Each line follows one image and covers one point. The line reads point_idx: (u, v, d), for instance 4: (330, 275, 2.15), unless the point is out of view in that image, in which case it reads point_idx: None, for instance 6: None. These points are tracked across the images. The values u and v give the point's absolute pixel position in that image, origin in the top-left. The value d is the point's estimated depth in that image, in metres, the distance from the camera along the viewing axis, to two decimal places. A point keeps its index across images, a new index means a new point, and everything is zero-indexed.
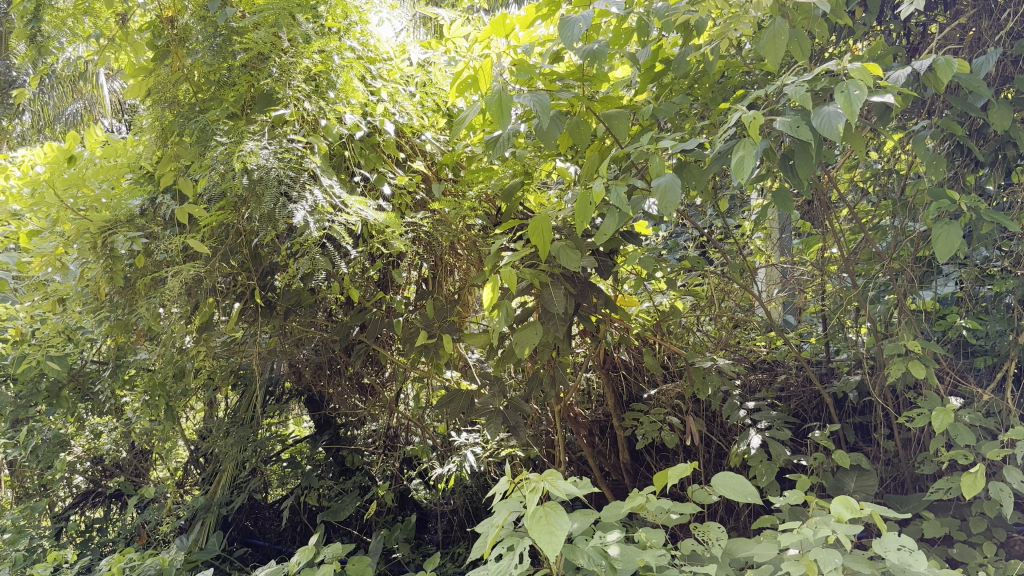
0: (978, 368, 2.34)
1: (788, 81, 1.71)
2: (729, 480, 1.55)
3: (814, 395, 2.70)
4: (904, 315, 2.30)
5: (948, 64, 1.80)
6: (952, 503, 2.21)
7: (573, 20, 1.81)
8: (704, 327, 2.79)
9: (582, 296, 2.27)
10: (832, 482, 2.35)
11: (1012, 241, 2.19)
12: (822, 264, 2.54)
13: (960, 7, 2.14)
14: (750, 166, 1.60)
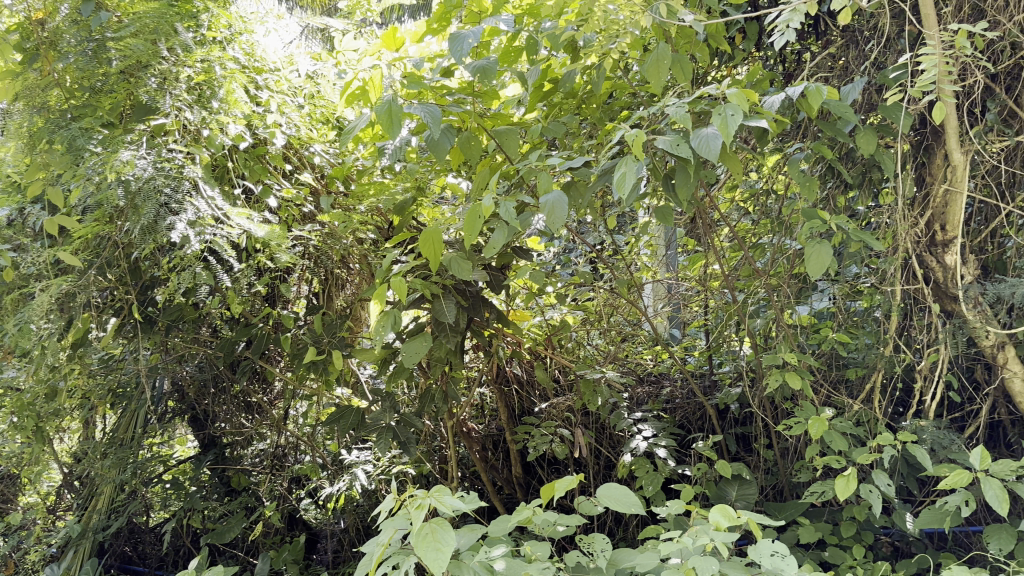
0: (849, 380, 2.45)
1: (670, 102, 1.76)
2: (614, 491, 1.58)
3: (698, 407, 2.77)
4: (781, 328, 2.42)
5: (818, 90, 1.90)
6: (826, 510, 2.31)
7: (463, 37, 1.83)
8: (594, 341, 2.84)
9: (474, 310, 2.29)
10: (715, 491, 2.42)
11: (879, 259, 2.32)
12: (705, 279, 2.66)
13: (830, 36, 2.26)
14: (631, 183, 1.64)
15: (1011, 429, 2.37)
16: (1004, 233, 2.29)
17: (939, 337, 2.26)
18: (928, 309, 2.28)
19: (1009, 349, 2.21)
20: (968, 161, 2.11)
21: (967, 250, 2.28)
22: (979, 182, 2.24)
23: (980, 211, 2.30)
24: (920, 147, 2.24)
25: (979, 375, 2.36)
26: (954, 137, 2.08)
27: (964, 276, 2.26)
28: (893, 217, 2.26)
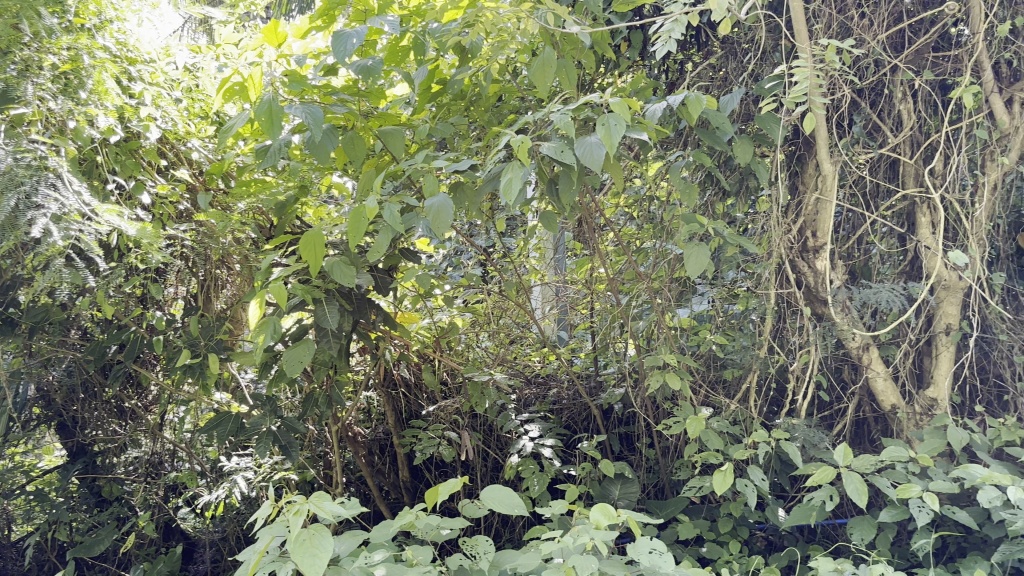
0: (726, 380, 2.52)
1: (555, 108, 1.78)
2: (498, 493, 1.58)
3: (583, 408, 2.81)
4: (664, 331, 2.48)
5: (698, 100, 1.96)
6: (703, 506, 2.38)
7: (347, 35, 1.80)
8: (483, 343, 2.84)
9: (359, 314, 2.25)
10: (599, 490, 2.45)
11: (755, 264, 2.40)
12: (591, 282, 2.70)
13: (711, 47, 2.33)
14: (517, 188, 1.65)
15: (875, 427, 2.48)
16: (871, 239, 2.40)
17: (811, 338, 2.37)
18: (800, 312, 2.38)
19: (873, 351, 2.36)
20: (837, 172, 2.26)
21: (835, 257, 2.39)
22: (847, 192, 2.36)
23: (848, 219, 2.40)
24: (793, 158, 2.35)
25: (846, 375, 2.47)
26: (824, 149, 2.23)
27: (833, 281, 2.37)
28: (767, 224, 2.36)
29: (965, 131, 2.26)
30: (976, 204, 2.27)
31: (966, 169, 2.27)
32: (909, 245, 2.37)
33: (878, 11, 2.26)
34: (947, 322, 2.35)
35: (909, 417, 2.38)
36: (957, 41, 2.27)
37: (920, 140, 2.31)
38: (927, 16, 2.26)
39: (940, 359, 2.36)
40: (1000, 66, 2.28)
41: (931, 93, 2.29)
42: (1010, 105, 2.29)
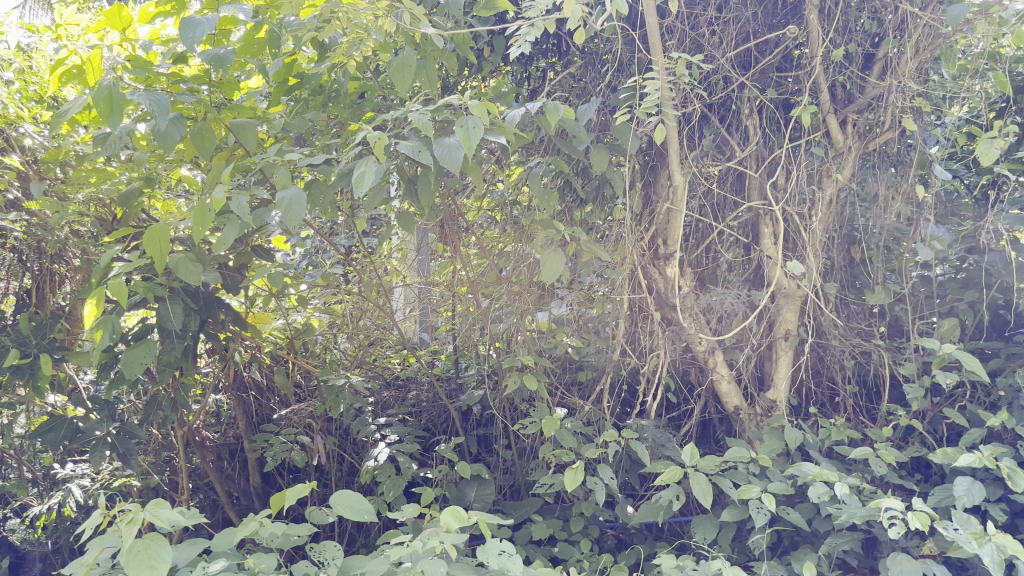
0: (581, 382, 2.58)
1: (414, 107, 1.77)
2: (347, 498, 1.55)
3: (443, 410, 2.77)
4: (523, 334, 2.53)
5: (556, 107, 1.99)
6: (557, 506, 2.43)
7: (196, 22, 1.72)
8: (340, 345, 2.78)
9: (206, 313, 2.17)
10: (454, 492, 2.45)
11: (610, 270, 2.47)
12: (452, 285, 2.69)
13: (571, 57, 2.38)
14: (369, 182, 1.63)
15: (719, 427, 2.59)
16: (718, 248, 2.51)
17: (660, 342, 2.45)
18: (650, 318, 2.46)
19: (719, 354, 2.46)
20: (687, 183, 2.34)
21: (685, 263, 2.49)
22: (697, 203, 2.46)
23: (697, 229, 2.49)
24: (646, 167, 2.42)
25: (693, 377, 2.57)
26: (676, 160, 2.29)
27: (681, 287, 2.47)
28: (622, 232, 2.43)
29: (803, 147, 2.39)
30: (813, 216, 2.41)
31: (804, 184, 2.41)
32: (752, 254, 2.49)
33: (727, 31, 2.38)
34: (785, 327, 2.48)
35: (750, 418, 2.49)
36: (798, 63, 2.40)
37: (764, 155, 2.43)
38: (771, 39, 2.39)
39: (779, 362, 2.49)
40: (836, 88, 2.43)
41: (774, 110, 2.41)
42: (844, 125, 2.44)
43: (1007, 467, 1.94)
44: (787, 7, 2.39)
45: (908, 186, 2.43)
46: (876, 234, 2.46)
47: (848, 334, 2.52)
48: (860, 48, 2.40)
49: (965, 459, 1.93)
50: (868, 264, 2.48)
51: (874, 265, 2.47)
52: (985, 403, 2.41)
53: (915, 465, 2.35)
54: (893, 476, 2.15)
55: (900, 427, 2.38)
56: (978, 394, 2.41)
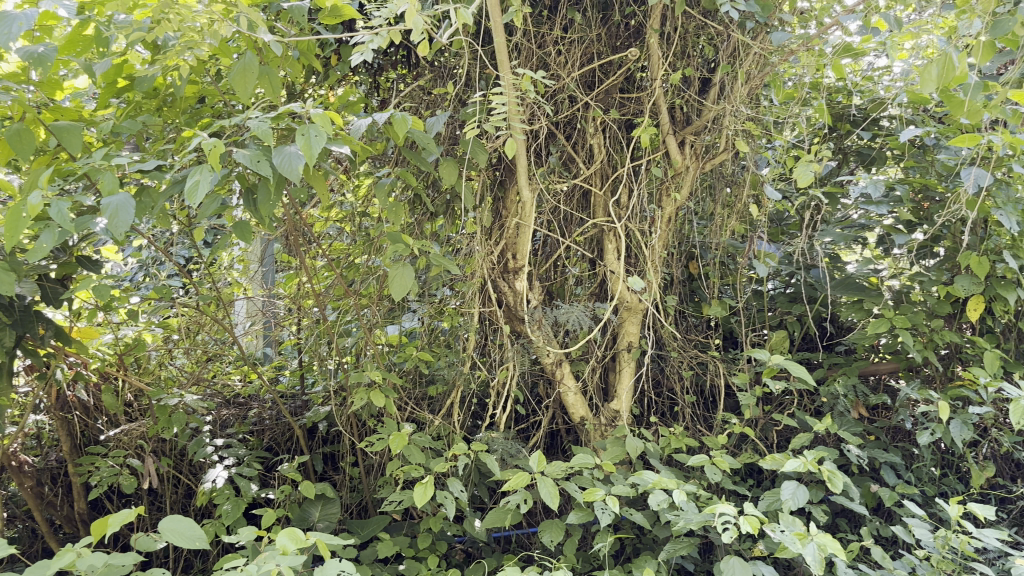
0: (431, 397, 2.58)
1: (253, 115, 1.71)
2: (177, 523, 1.46)
3: (287, 428, 2.69)
4: (370, 348, 2.49)
5: (404, 119, 1.97)
6: (404, 523, 2.39)
7: (12, 17, 1.60)
8: (177, 361, 2.66)
9: (23, 327, 2.00)
10: (297, 513, 2.36)
11: (459, 283, 2.47)
12: (298, 298, 2.61)
13: (420, 70, 2.38)
14: (203, 191, 1.56)
15: (566, 437, 2.66)
16: (565, 262, 2.57)
17: (508, 355, 2.47)
18: (500, 331, 2.48)
19: (565, 366, 2.48)
20: (535, 198, 2.32)
21: (533, 277, 2.51)
22: (544, 218, 2.50)
23: (546, 243, 2.55)
24: (495, 182, 2.45)
25: (540, 389, 2.61)
26: (524, 176, 2.28)
27: (530, 301, 2.48)
28: (471, 246, 2.44)
29: (644, 166, 2.48)
30: (653, 233, 2.50)
31: (645, 201, 2.50)
32: (597, 269, 2.55)
33: (572, 51, 2.43)
34: (628, 339, 2.55)
35: (595, 428, 2.53)
36: (640, 84, 2.49)
37: (608, 172, 2.49)
38: (614, 60, 2.47)
39: (622, 374, 2.55)
40: (675, 110, 2.53)
41: (617, 129, 2.49)
42: (683, 146, 2.55)
43: (828, 470, 2.06)
44: (630, 30, 2.48)
45: (741, 205, 2.56)
46: (713, 250, 2.62)
47: (686, 346, 2.62)
48: (698, 73, 2.51)
49: (791, 464, 2.04)
50: (705, 279, 2.65)
51: (711, 280, 2.64)
52: (810, 409, 2.57)
53: (747, 470, 2.47)
54: (727, 482, 2.25)
55: (734, 435, 2.49)
56: (804, 401, 2.57)
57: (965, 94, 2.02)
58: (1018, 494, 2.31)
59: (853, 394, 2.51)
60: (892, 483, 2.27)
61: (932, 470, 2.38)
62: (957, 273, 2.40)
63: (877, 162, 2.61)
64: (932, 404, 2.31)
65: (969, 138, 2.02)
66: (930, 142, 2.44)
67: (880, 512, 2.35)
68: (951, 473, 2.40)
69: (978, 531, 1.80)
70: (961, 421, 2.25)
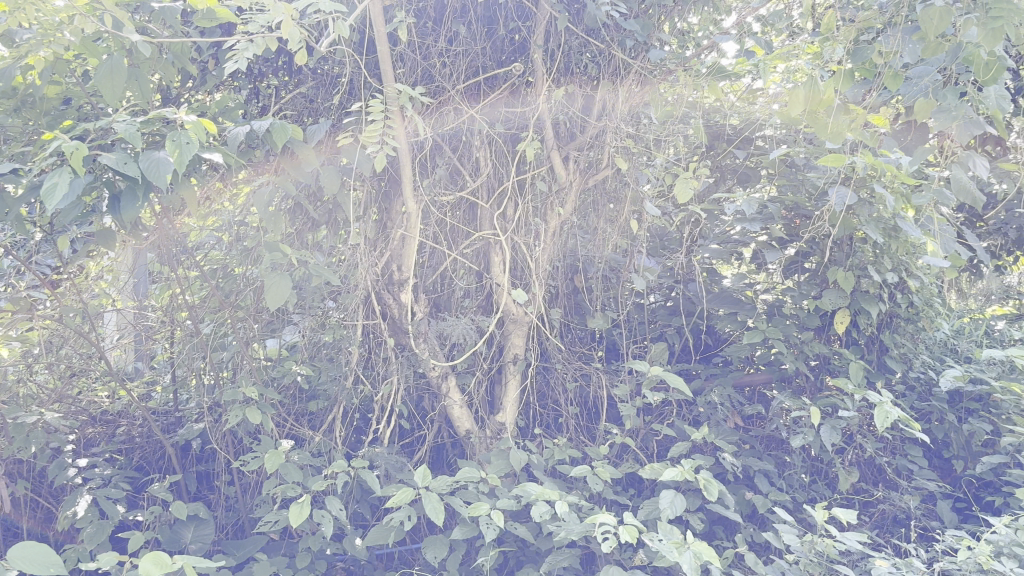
0: (312, 413, 2.49)
1: (119, 118, 1.62)
2: (29, 551, 1.36)
3: (159, 446, 2.56)
4: (246, 363, 2.43)
5: (284, 128, 1.96)
6: (282, 543, 2.32)
7: None
8: (37, 377, 2.47)
9: None
10: (167, 535, 2.25)
11: (342, 294, 2.42)
12: (171, 311, 2.52)
13: (302, 77, 2.32)
14: (62, 195, 1.48)
15: (452, 451, 2.61)
16: (452, 275, 2.54)
17: (392, 369, 2.43)
18: (383, 343, 2.44)
19: (451, 379, 2.47)
20: (419, 210, 2.34)
21: (419, 290, 2.48)
22: (429, 230, 2.48)
23: (432, 255, 2.53)
24: (379, 193, 2.43)
25: (425, 403, 2.56)
26: (408, 187, 2.28)
27: (415, 313, 2.44)
28: (353, 257, 2.40)
29: (529, 180, 2.50)
30: (537, 246, 2.52)
31: (531, 215, 2.51)
32: (484, 281, 2.54)
33: (456, 63, 2.44)
34: (514, 352, 2.56)
35: (480, 441, 2.52)
36: (525, 99, 2.50)
37: (495, 186, 2.50)
38: (499, 74, 2.48)
39: (507, 387, 2.55)
40: (559, 126, 2.56)
41: (502, 143, 2.50)
42: (567, 161, 2.58)
43: (704, 478, 2.12)
44: (514, 45, 2.49)
45: (624, 220, 2.62)
46: (596, 263, 2.65)
47: (571, 358, 2.65)
48: (581, 90, 2.54)
49: (670, 473, 2.08)
50: (589, 293, 2.67)
51: (594, 294, 2.67)
52: (688, 419, 2.63)
53: (629, 480, 2.51)
54: (609, 492, 2.27)
55: (616, 445, 2.52)
56: (683, 411, 2.63)
57: (830, 117, 2.14)
58: (880, 497, 2.43)
59: (729, 403, 2.60)
60: (765, 490, 2.34)
61: (802, 476, 2.48)
62: (824, 288, 2.51)
63: (751, 180, 2.70)
64: (803, 412, 2.41)
65: (837, 158, 2.13)
66: (800, 162, 2.54)
67: (754, 519, 2.42)
68: (820, 479, 2.50)
69: (842, 534, 1.88)
70: (829, 427, 2.35)
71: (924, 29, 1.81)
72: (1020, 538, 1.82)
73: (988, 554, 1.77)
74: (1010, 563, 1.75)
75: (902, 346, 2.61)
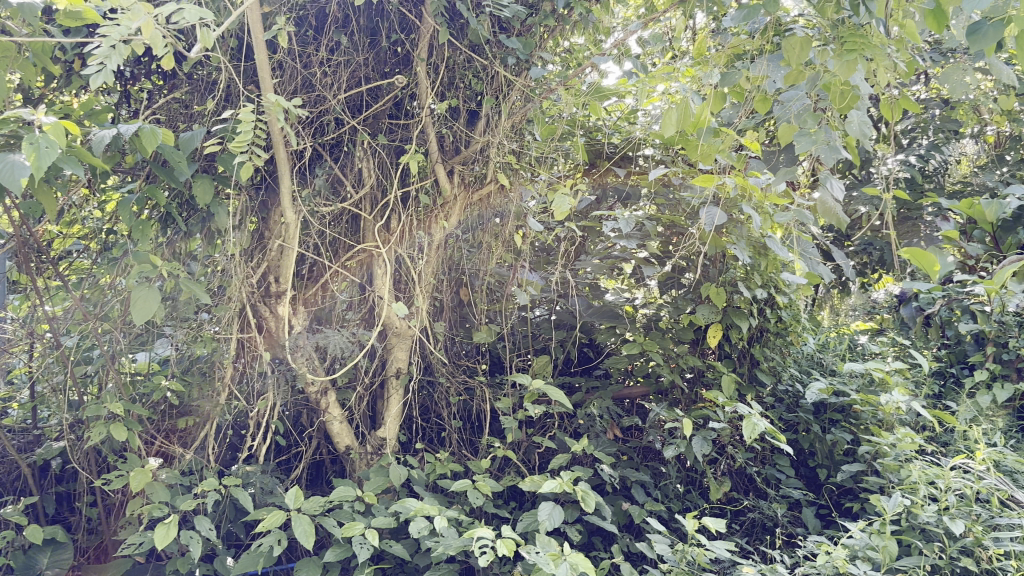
0: (182, 430, 2.41)
1: None
2: None
3: (13, 466, 2.37)
4: (114, 378, 2.30)
5: (154, 133, 1.89)
6: (148, 565, 2.22)
7: None
8: None
9: None
10: (21, 562, 2.12)
11: (216, 307, 2.35)
12: (29, 323, 2.32)
13: (176, 81, 2.25)
14: None
15: (331, 467, 2.56)
16: (334, 287, 2.50)
17: (269, 384, 2.37)
18: (259, 357, 2.38)
19: (330, 394, 2.42)
20: (298, 221, 2.30)
21: (298, 302, 2.43)
22: (310, 242, 2.43)
23: (313, 267, 2.49)
24: (258, 203, 2.38)
25: (304, 418, 2.51)
26: (287, 198, 2.24)
27: (293, 326, 2.39)
28: (228, 269, 2.33)
29: (413, 193, 2.49)
30: (420, 259, 2.51)
31: (414, 228, 2.50)
32: (366, 294, 2.51)
33: (339, 74, 2.41)
34: (397, 365, 2.53)
35: (360, 457, 2.49)
36: (407, 112, 2.50)
37: (378, 198, 2.47)
38: (382, 85, 2.47)
39: (389, 401, 2.53)
40: (443, 139, 2.56)
41: (385, 154, 2.48)
42: (451, 175, 2.58)
43: (582, 490, 2.15)
44: (398, 57, 2.48)
45: (508, 235, 2.64)
46: (480, 277, 2.66)
47: (454, 371, 2.64)
48: (465, 104, 2.55)
49: (548, 486, 2.10)
50: (473, 306, 2.68)
51: (478, 307, 2.68)
52: (569, 432, 2.67)
53: (510, 493, 2.52)
54: (488, 505, 2.28)
55: (497, 459, 2.54)
56: (564, 423, 2.67)
57: (702, 139, 2.23)
58: (748, 506, 2.52)
59: (608, 415, 2.65)
60: (641, 500, 2.40)
61: (677, 486, 2.55)
62: (699, 303, 2.60)
63: (632, 199, 2.78)
64: (677, 424, 2.48)
65: (707, 178, 2.21)
66: (677, 181, 2.62)
67: (630, 529, 2.47)
68: (694, 489, 2.58)
69: (710, 542, 1.95)
70: (701, 438, 2.43)
71: (785, 59, 1.92)
72: (873, 542, 1.91)
73: (844, 558, 1.86)
74: (863, 567, 1.84)
75: (771, 360, 2.72)
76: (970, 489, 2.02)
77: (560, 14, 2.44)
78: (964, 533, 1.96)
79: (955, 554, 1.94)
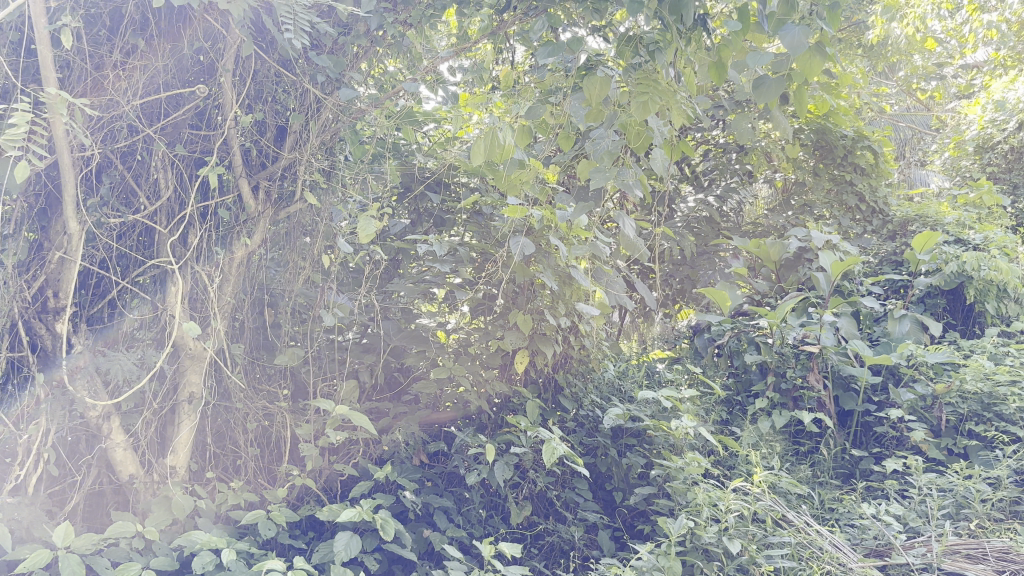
0: None
1: None
2: None
3: None
4: None
5: None
6: None
7: None
8: None
9: None
10: None
11: None
12: None
13: None
14: None
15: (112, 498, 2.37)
16: (122, 305, 2.33)
17: (41, 409, 2.17)
18: (31, 380, 2.16)
19: (114, 420, 2.25)
20: (82, 232, 2.14)
21: (80, 319, 2.25)
22: (98, 256, 2.27)
23: (99, 282, 2.31)
24: (34, 211, 2.20)
25: (82, 445, 2.31)
26: (70, 206, 2.08)
27: (72, 346, 2.21)
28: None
29: (213, 209, 2.38)
30: (219, 278, 2.40)
31: (214, 243, 2.40)
32: (158, 313, 2.35)
33: (134, 78, 2.27)
34: (189, 390, 2.38)
35: (144, 486, 2.32)
36: (211, 123, 2.39)
37: (174, 211, 2.35)
38: (184, 94, 2.35)
39: (180, 427, 2.38)
40: (248, 153, 2.47)
41: (184, 165, 2.36)
42: (257, 190, 2.50)
43: (381, 518, 2.10)
44: (202, 66, 2.37)
45: (316, 255, 2.57)
46: (285, 297, 2.58)
47: (253, 396, 2.53)
48: (274, 119, 2.47)
49: (346, 515, 2.04)
50: (276, 327, 2.59)
51: (282, 329, 2.58)
52: (374, 458, 2.65)
53: (308, 523, 2.43)
54: (282, 536, 2.19)
55: (296, 488, 2.44)
56: (369, 448, 2.65)
57: (508, 170, 2.27)
58: (547, 530, 2.57)
59: (415, 441, 2.66)
60: (442, 527, 2.39)
61: (479, 511, 2.56)
62: (507, 329, 2.64)
63: (447, 225, 2.79)
64: (481, 450, 2.49)
65: (514, 208, 2.25)
66: (487, 210, 2.66)
67: (431, 557, 2.45)
68: (496, 515, 2.60)
69: (506, 569, 1.96)
70: (503, 463, 2.46)
71: (588, 96, 1.98)
72: (660, 563, 2.00)
73: None
74: None
75: (574, 386, 2.85)
76: (747, 510, 2.16)
77: (374, 35, 2.38)
78: (741, 552, 2.09)
79: (732, 572, 2.06)
